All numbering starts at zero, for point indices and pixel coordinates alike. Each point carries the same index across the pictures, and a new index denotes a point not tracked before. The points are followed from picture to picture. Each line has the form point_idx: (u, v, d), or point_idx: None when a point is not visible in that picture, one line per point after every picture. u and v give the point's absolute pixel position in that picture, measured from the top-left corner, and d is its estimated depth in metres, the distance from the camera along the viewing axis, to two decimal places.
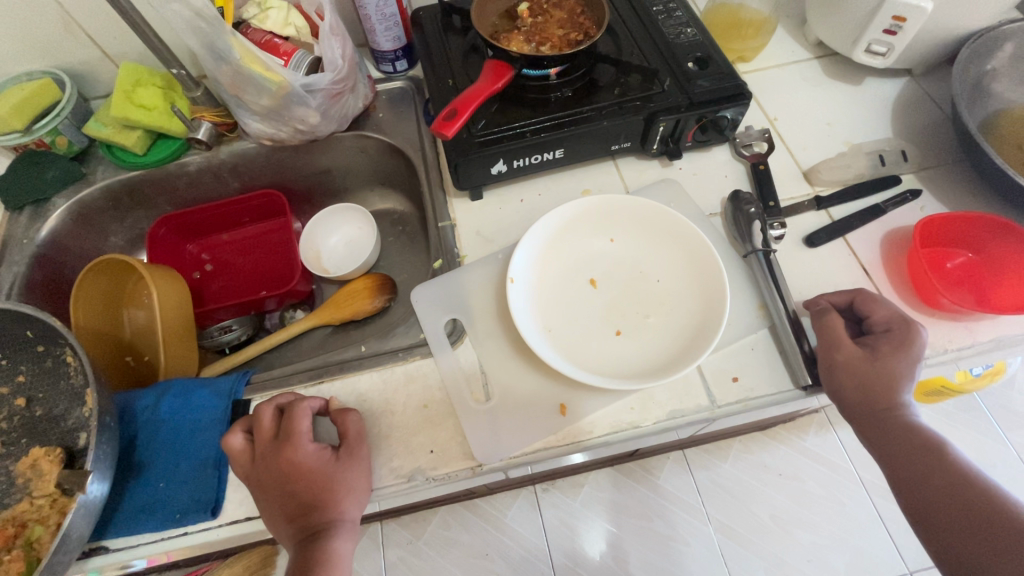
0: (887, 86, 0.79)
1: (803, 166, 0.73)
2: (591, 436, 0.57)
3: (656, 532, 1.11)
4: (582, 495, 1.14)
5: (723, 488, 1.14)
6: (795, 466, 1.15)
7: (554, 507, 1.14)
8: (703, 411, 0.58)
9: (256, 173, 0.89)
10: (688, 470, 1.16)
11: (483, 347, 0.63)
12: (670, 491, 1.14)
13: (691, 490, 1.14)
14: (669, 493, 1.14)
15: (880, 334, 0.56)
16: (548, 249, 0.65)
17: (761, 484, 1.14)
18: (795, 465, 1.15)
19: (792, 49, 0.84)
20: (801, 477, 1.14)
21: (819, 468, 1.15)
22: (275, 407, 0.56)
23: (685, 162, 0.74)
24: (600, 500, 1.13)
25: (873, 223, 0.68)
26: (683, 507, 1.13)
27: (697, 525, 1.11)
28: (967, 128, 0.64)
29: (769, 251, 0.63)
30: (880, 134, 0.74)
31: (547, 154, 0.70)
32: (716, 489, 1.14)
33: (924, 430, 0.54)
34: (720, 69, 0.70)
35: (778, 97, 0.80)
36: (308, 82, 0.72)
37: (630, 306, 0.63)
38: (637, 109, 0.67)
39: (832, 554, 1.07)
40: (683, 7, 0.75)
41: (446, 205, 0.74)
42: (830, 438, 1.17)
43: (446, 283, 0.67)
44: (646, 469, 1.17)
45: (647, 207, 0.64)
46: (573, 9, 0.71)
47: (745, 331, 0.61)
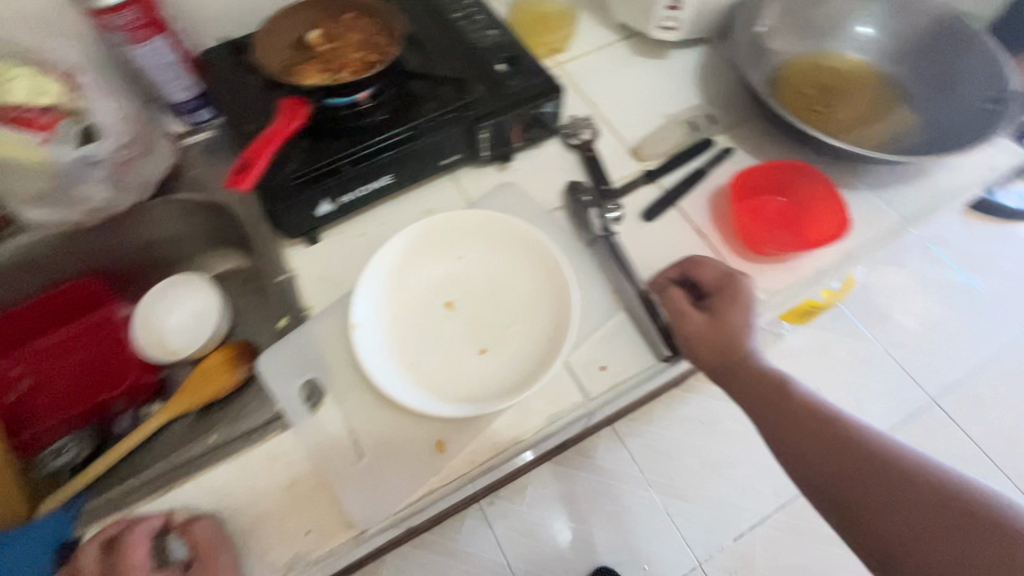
0: (688, 55, 0.84)
1: (630, 144, 0.75)
2: (475, 466, 0.55)
3: (604, 512, 1.13)
4: (526, 497, 1.13)
5: (656, 450, 1.18)
6: (714, 412, 1.21)
7: (502, 517, 1.12)
8: (579, 407, 0.58)
9: (59, 264, 0.77)
10: (621, 442, 1.18)
11: (346, 401, 0.58)
12: (609, 468, 1.16)
13: (628, 462, 1.17)
14: (610, 471, 1.16)
15: (715, 294, 0.60)
16: (395, 281, 0.62)
17: (688, 436, 1.19)
18: (713, 411, 1.21)
19: (602, 32, 0.87)
20: (719, 420, 1.20)
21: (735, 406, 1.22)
22: (103, 541, 0.51)
23: (520, 162, 0.74)
24: (546, 496, 1.13)
25: (699, 186, 0.71)
26: (623, 479, 1.15)
27: (640, 493, 1.14)
28: (755, 89, 0.70)
29: (610, 234, 0.65)
30: (691, 101, 0.79)
31: (375, 182, 0.66)
32: (652, 452, 1.18)
33: (769, 368, 0.59)
34: (529, 67, 0.70)
35: (597, 80, 0.82)
36: (84, 154, 0.63)
37: (490, 320, 0.61)
38: (455, 120, 0.66)
39: (759, 482, 1.15)
40: (483, 10, 0.75)
41: (282, 256, 0.69)
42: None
43: (294, 341, 0.62)
44: (582, 453, 1.17)
45: (486, 217, 0.63)
46: (368, 30, 0.67)
47: (603, 318, 0.62)
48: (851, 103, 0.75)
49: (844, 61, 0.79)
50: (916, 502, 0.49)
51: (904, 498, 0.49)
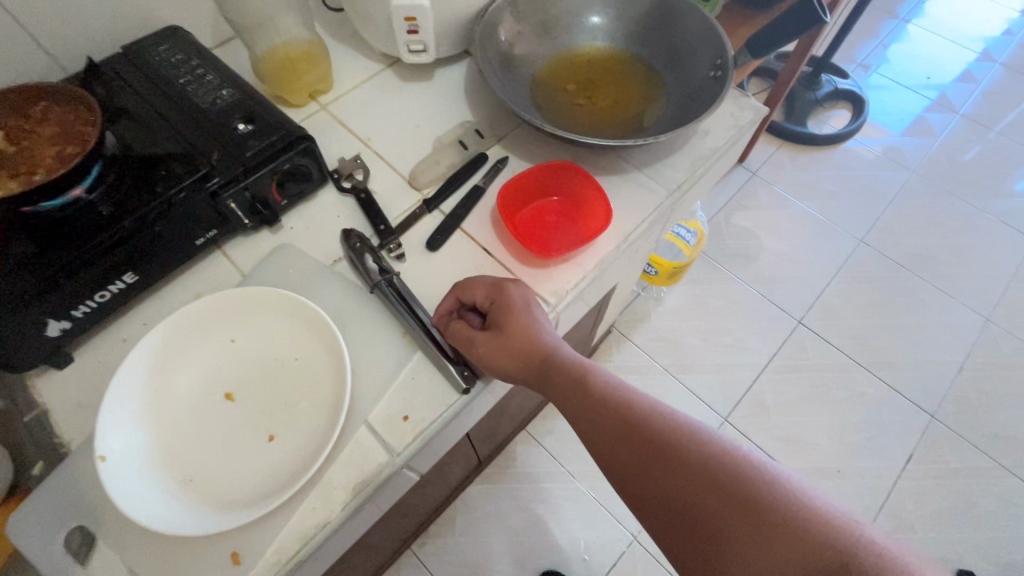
0: (453, 72, 0.83)
1: (406, 176, 0.74)
2: (281, 565, 0.50)
3: (536, 514, 1.26)
4: (459, 527, 1.25)
5: (569, 440, 1.33)
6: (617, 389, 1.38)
7: (443, 549, 1.23)
8: (386, 467, 0.55)
9: None
10: (537, 441, 1.34)
11: (121, 541, 0.51)
12: (532, 472, 1.30)
13: (549, 458, 1.31)
14: (537, 472, 1.30)
15: (492, 308, 0.60)
16: (151, 388, 0.55)
17: None
18: None
19: (363, 64, 0.85)
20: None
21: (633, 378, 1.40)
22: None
23: (294, 219, 0.70)
24: (481, 517, 1.26)
25: (479, 203, 0.71)
26: (548, 477, 1.29)
27: (565, 483, 1.28)
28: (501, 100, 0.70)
29: (388, 276, 0.62)
30: (461, 118, 0.79)
31: (115, 283, 0.60)
32: (569, 443, 1.33)
33: (576, 364, 0.57)
34: (268, 122, 0.66)
35: (365, 116, 0.80)
36: None
37: (273, 401, 0.57)
38: (191, 197, 0.61)
39: None
40: (211, 70, 0.70)
41: (29, 391, 0.59)
42: (633, 349, 1.44)
43: (46, 491, 0.53)
44: (505, 466, 1.31)
45: (249, 292, 0.59)
46: (64, 119, 0.60)
47: (397, 365, 0.60)
48: (605, 90, 0.79)
49: (593, 52, 0.82)
50: (709, 490, 0.46)
51: (700, 491, 0.47)
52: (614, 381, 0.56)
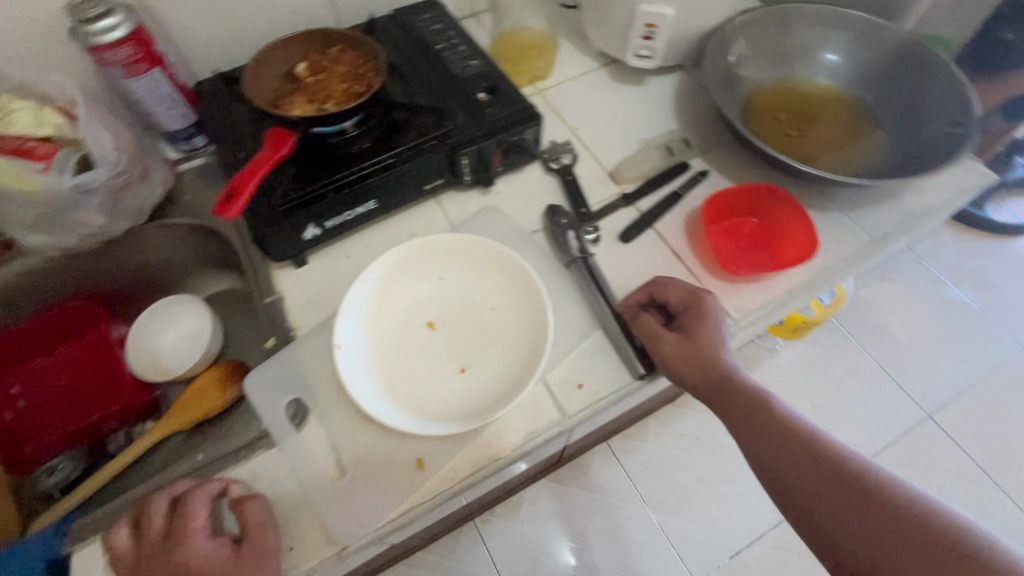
0: (665, 82, 0.87)
1: (608, 169, 0.78)
2: (456, 481, 0.57)
3: (602, 528, 1.15)
4: (523, 514, 1.16)
5: (650, 466, 1.21)
6: (708, 428, 1.24)
7: (499, 535, 1.14)
8: (556, 425, 0.60)
9: (58, 286, 0.80)
10: (616, 459, 1.22)
11: (329, 419, 0.60)
12: (605, 485, 1.19)
13: (624, 479, 1.20)
14: (607, 488, 1.19)
15: (682, 314, 0.62)
16: (377, 303, 0.64)
17: (684, 453, 1.22)
18: (707, 427, 1.24)
19: (581, 60, 0.90)
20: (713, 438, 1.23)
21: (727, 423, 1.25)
22: (131, 524, 0.50)
23: (502, 186, 0.77)
24: (545, 510, 1.16)
25: (674, 208, 0.74)
26: (620, 495, 1.18)
27: (636, 509, 1.17)
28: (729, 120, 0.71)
29: (587, 256, 0.67)
30: (667, 126, 0.82)
31: (360, 207, 0.69)
32: (649, 469, 1.21)
33: (757, 390, 0.58)
34: (508, 96, 0.73)
35: (576, 107, 0.85)
36: (80, 182, 0.66)
37: (469, 341, 0.63)
38: (436, 148, 0.69)
39: (755, 500, 1.17)
40: (465, 42, 0.78)
41: (271, 278, 0.70)
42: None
43: (279, 361, 0.64)
44: (578, 469, 1.21)
45: (468, 241, 0.66)
46: (353, 62, 0.71)
47: (580, 338, 0.64)
48: (820, 126, 0.78)
49: (812, 86, 0.82)
50: (913, 544, 0.44)
51: (900, 543, 0.45)
52: (791, 411, 0.56)
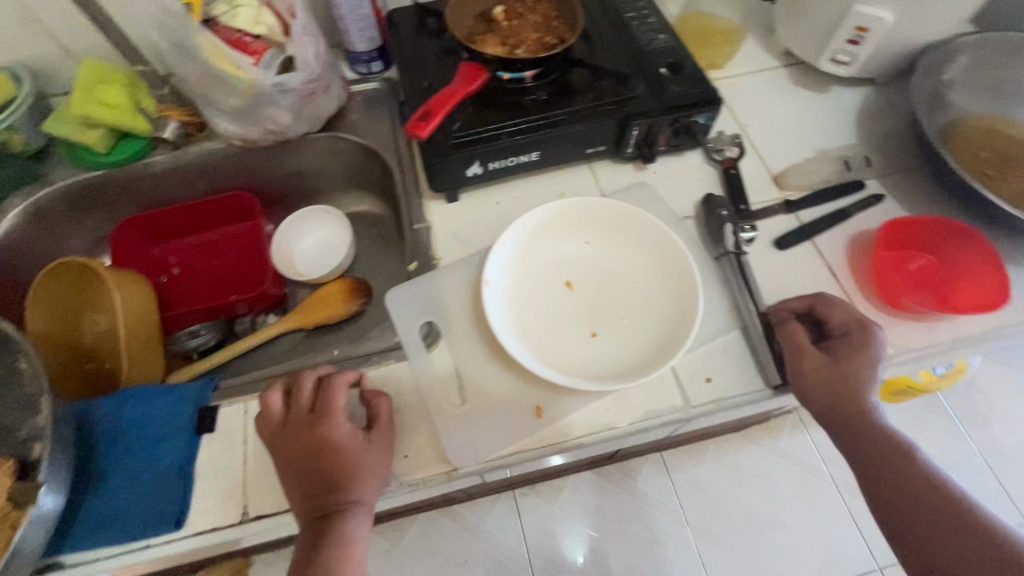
0: (851, 94, 0.81)
1: (773, 172, 0.74)
2: (568, 438, 0.57)
3: (636, 536, 1.08)
4: (561, 499, 1.10)
5: (701, 489, 1.11)
6: (769, 467, 1.12)
7: (532, 511, 1.10)
8: (677, 412, 0.59)
9: (227, 174, 0.86)
10: (667, 472, 1.13)
11: (459, 349, 0.62)
12: (648, 494, 1.11)
13: (669, 493, 1.11)
14: (651, 498, 1.11)
15: (839, 337, 0.57)
16: (524, 251, 0.65)
17: (737, 487, 1.11)
18: (768, 466, 1.13)
19: (762, 56, 0.86)
20: (776, 478, 1.11)
21: (791, 469, 1.12)
22: (282, 391, 0.56)
23: (659, 166, 0.75)
24: (580, 503, 1.10)
25: (839, 226, 0.69)
26: (662, 510, 1.10)
27: (677, 528, 1.08)
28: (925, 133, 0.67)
29: (740, 254, 0.65)
30: (845, 141, 0.77)
31: (522, 156, 0.69)
32: (695, 490, 1.11)
33: (900, 437, 0.53)
34: (692, 75, 0.70)
35: (749, 102, 0.81)
36: (279, 81, 0.70)
37: (605, 308, 0.63)
38: (611, 113, 0.68)
39: (806, 556, 1.06)
40: (656, 14, 0.76)
41: (421, 207, 0.73)
42: (803, 439, 1.14)
43: (420, 285, 0.66)
44: (625, 471, 1.13)
45: (624, 210, 0.65)
46: (548, 14, 0.72)
47: (718, 332, 0.62)
48: None
49: None
50: None
51: None
52: (933, 467, 0.52)
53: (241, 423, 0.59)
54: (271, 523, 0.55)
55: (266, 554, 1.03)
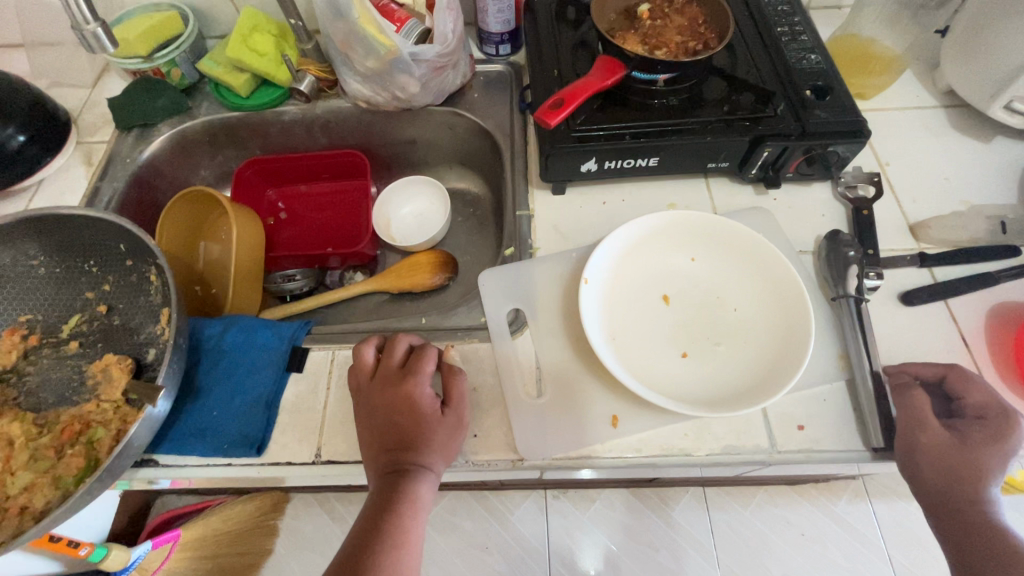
0: (1018, 149, 0.72)
1: (910, 220, 0.68)
2: (640, 455, 0.55)
3: (661, 565, 1.03)
4: (592, 509, 1.07)
5: (740, 535, 1.04)
6: (819, 528, 1.04)
7: (561, 515, 1.08)
8: (760, 454, 0.55)
9: (345, 132, 0.91)
10: (706, 509, 1.07)
11: (543, 341, 0.61)
12: (682, 526, 1.06)
13: (705, 531, 1.05)
14: (684, 530, 1.05)
15: (972, 420, 0.52)
16: (628, 254, 0.64)
17: (779, 539, 1.03)
18: (819, 527, 1.04)
19: (918, 93, 0.79)
20: (824, 543, 1.02)
21: (844, 536, 1.03)
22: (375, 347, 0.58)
23: (781, 193, 0.71)
24: (610, 518, 1.06)
25: (980, 292, 0.62)
26: (694, 546, 1.04)
27: (704, 566, 1.02)
28: None
29: (862, 299, 0.60)
30: (1002, 199, 0.69)
31: (640, 160, 0.67)
32: (732, 534, 1.04)
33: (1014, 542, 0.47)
34: (841, 102, 0.65)
35: (894, 140, 0.74)
36: (415, 51, 0.72)
37: (703, 330, 0.60)
38: (744, 129, 0.64)
39: None
40: (809, 32, 0.72)
41: (527, 195, 0.73)
42: (864, 509, 1.04)
43: (514, 271, 0.66)
44: (662, 497, 1.08)
45: (743, 231, 0.61)
46: (695, 18, 0.69)
47: (820, 380, 0.58)
48: None
49: None
50: None
51: None
52: None
53: (326, 369, 0.61)
54: (339, 470, 0.57)
55: (306, 494, 1.08)
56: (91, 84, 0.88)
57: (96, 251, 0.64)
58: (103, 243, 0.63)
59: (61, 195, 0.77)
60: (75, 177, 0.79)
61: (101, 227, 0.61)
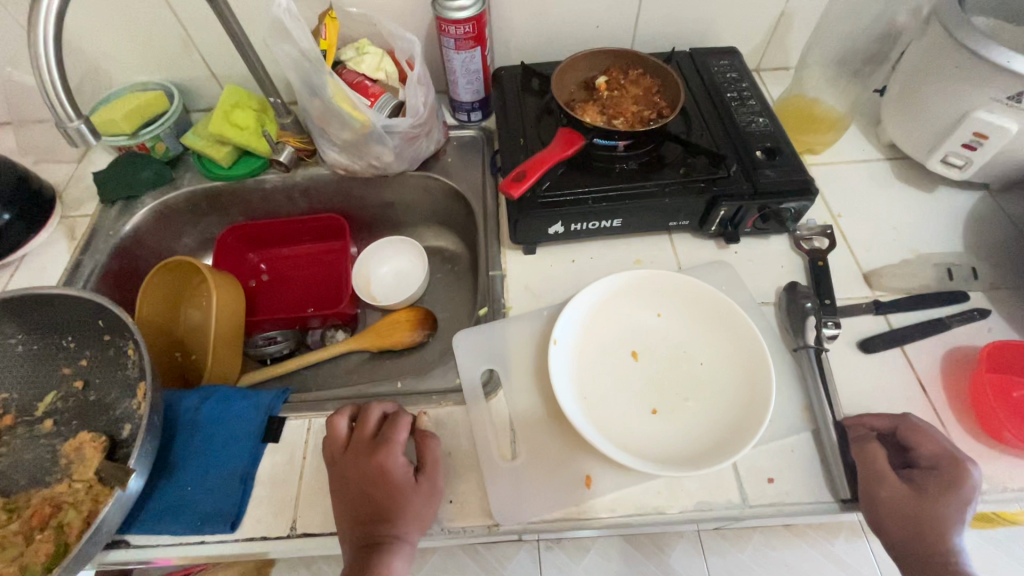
0: (960, 198, 0.77)
1: (864, 268, 0.71)
2: (614, 515, 0.56)
3: None
4: (587, 560, 1.05)
5: None
6: (817, 570, 1.02)
7: (555, 567, 1.05)
8: (733, 509, 0.56)
9: (325, 197, 0.94)
10: (702, 554, 1.05)
11: (516, 402, 0.63)
12: (680, 574, 1.04)
13: None
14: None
15: (927, 470, 0.53)
16: (595, 313, 0.66)
17: None
18: (817, 569, 1.03)
19: (864, 147, 0.84)
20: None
21: None
22: (348, 417, 0.59)
23: (741, 247, 0.74)
24: (606, 569, 1.04)
25: (934, 337, 0.65)
26: None
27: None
28: None
29: (821, 349, 0.62)
30: (948, 246, 0.73)
31: (604, 222, 0.71)
32: None
33: None
34: (789, 162, 0.69)
35: (845, 192, 0.79)
36: (389, 123, 0.76)
37: (670, 386, 0.62)
38: (701, 190, 0.68)
39: None
40: (757, 97, 0.77)
41: (500, 255, 0.75)
42: (860, 548, 1.04)
43: (488, 331, 0.68)
44: (657, 544, 1.07)
45: (703, 288, 0.64)
46: (649, 88, 0.74)
47: (786, 431, 0.59)
48: None
49: None
50: None
51: None
52: None
53: (303, 439, 0.62)
54: (315, 541, 0.57)
55: (292, 559, 1.05)
56: (77, 159, 0.91)
57: (73, 328, 0.65)
58: (80, 320, 0.64)
59: (43, 269, 0.78)
60: (58, 251, 0.80)
61: (79, 305, 0.62)
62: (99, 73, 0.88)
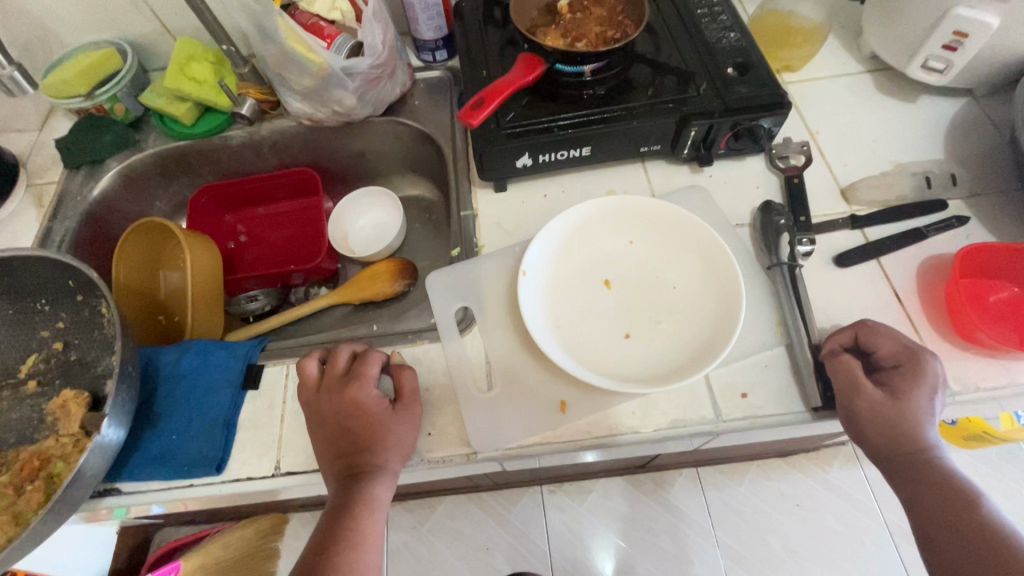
0: (942, 106, 0.75)
1: (841, 183, 0.70)
2: (590, 437, 0.57)
3: (662, 549, 1.04)
4: (589, 501, 1.08)
5: (737, 512, 1.05)
6: (815, 497, 1.05)
7: (559, 509, 1.08)
8: (708, 424, 0.56)
9: (294, 151, 0.92)
10: (701, 488, 1.08)
11: (490, 336, 0.63)
12: (680, 509, 1.06)
13: (702, 511, 1.06)
14: (683, 513, 1.06)
15: (891, 370, 0.54)
16: (566, 244, 0.65)
17: (777, 512, 1.04)
18: (814, 496, 1.05)
19: (844, 61, 0.81)
20: (821, 510, 1.04)
21: (839, 502, 1.04)
22: (319, 359, 0.59)
23: (716, 170, 0.72)
24: (608, 508, 1.07)
25: (911, 247, 0.64)
26: (694, 528, 1.05)
27: (706, 548, 1.03)
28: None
29: (794, 265, 0.61)
30: (929, 156, 0.71)
31: (574, 151, 0.69)
32: (729, 512, 1.05)
33: (958, 479, 0.48)
34: (761, 76, 0.67)
35: (823, 108, 0.76)
36: (347, 64, 0.73)
37: (643, 310, 0.61)
38: (670, 111, 0.66)
39: None
40: (728, 11, 0.73)
41: (471, 196, 0.74)
42: (856, 473, 1.06)
43: (460, 270, 0.67)
44: (658, 482, 1.09)
45: (672, 210, 0.63)
46: (613, 8, 0.72)
47: (760, 347, 0.59)
48: None
49: None
50: None
51: None
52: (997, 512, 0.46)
53: (281, 384, 0.63)
54: (300, 480, 0.58)
55: (302, 513, 1.09)
56: (39, 127, 0.88)
57: (44, 289, 0.65)
58: (49, 281, 0.64)
59: (14, 238, 0.78)
60: (27, 220, 0.80)
61: (46, 266, 0.62)
62: (47, 34, 0.85)
